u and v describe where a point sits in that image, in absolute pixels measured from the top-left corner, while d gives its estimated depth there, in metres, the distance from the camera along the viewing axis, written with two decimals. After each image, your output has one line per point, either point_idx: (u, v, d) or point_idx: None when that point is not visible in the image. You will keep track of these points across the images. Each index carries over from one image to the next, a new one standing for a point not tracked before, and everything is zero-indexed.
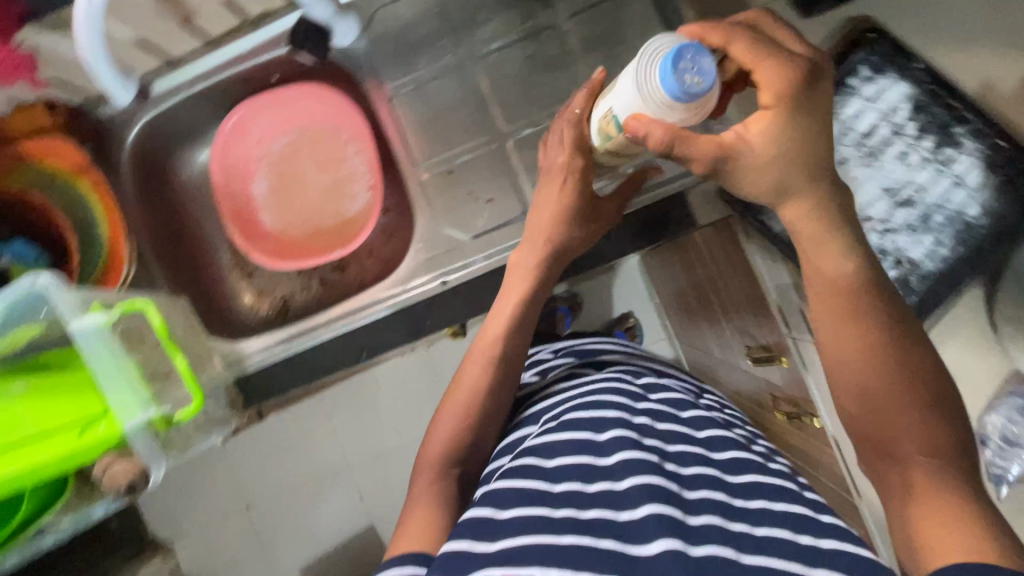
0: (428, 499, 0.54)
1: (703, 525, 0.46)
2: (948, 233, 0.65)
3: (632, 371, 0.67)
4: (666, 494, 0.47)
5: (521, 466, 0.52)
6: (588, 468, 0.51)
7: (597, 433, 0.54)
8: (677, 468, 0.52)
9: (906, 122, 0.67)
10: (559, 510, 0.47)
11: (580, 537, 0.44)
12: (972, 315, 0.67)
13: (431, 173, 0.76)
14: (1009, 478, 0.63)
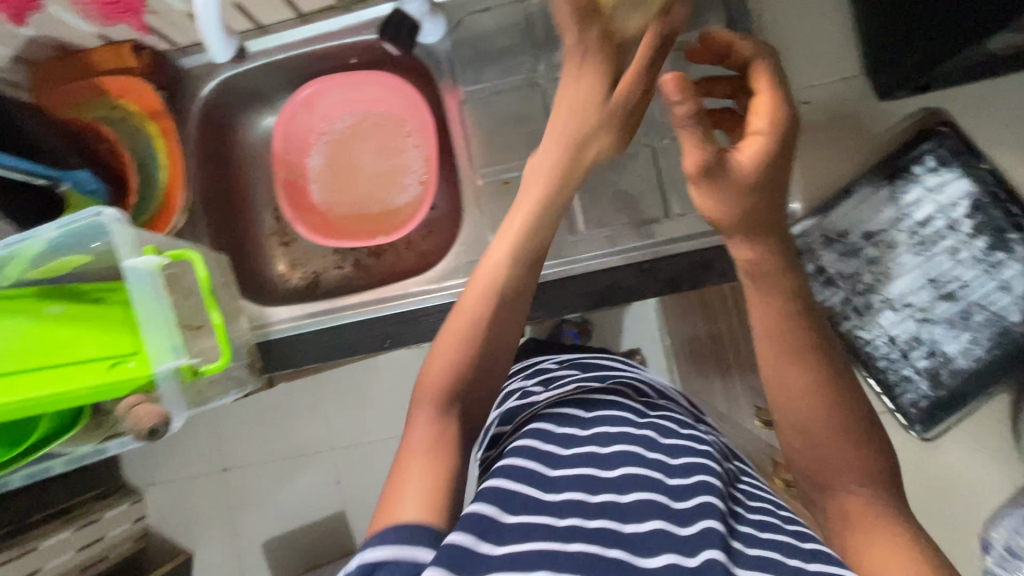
0: (417, 472, 0.45)
1: (700, 536, 0.46)
2: (985, 334, 0.66)
3: (635, 385, 0.67)
4: (666, 511, 0.48)
5: (521, 458, 0.49)
6: (595, 478, 0.50)
7: (599, 448, 0.53)
8: (670, 479, 0.51)
9: (962, 219, 0.67)
10: (563, 516, 0.45)
11: (585, 545, 0.43)
12: (994, 419, 0.67)
13: (486, 181, 0.78)
14: None
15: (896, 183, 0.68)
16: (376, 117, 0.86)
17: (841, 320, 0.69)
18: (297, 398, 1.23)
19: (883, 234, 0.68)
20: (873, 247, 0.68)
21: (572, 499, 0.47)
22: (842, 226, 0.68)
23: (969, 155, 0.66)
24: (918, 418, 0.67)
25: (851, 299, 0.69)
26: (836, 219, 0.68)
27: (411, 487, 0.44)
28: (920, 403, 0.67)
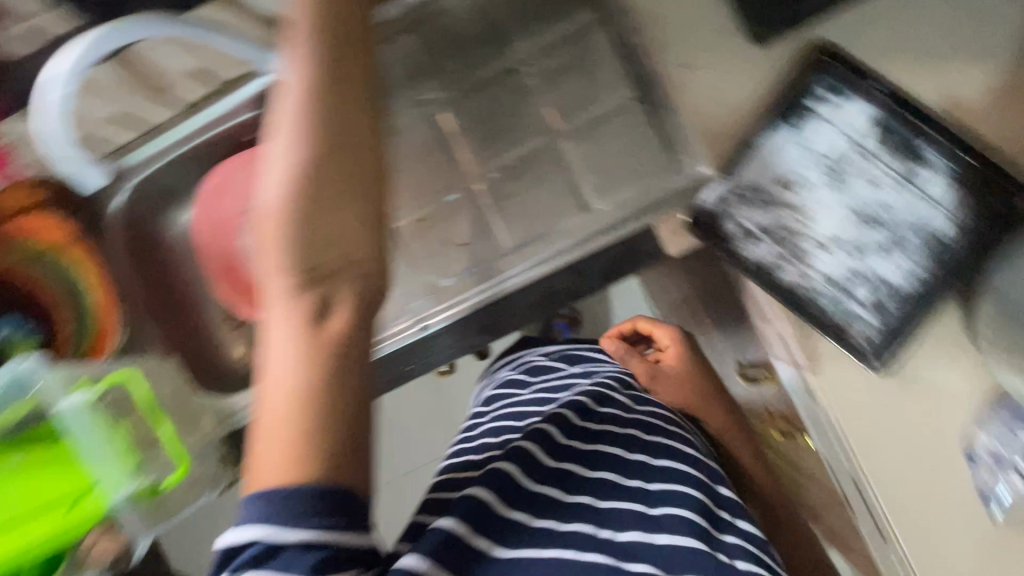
0: (275, 397, 0.38)
1: (672, 545, 0.54)
2: (921, 251, 0.65)
3: (618, 387, 0.76)
4: (642, 517, 0.56)
5: (520, 450, 0.56)
6: (581, 479, 0.58)
7: (592, 447, 0.62)
8: (642, 484, 0.60)
9: (870, 142, 0.66)
10: (540, 519, 0.52)
11: (563, 551, 0.50)
12: (952, 331, 0.66)
13: (405, 221, 0.78)
14: (998, 496, 0.64)
15: (793, 125, 0.68)
16: None
17: (776, 272, 0.68)
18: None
19: (795, 178, 0.67)
20: (789, 192, 0.68)
21: (551, 499, 0.54)
22: (752, 181, 0.68)
23: (857, 80, 0.66)
24: (873, 349, 0.66)
25: (780, 249, 0.68)
26: (744, 175, 0.68)
27: (278, 412, 0.37)
28: (872, 335, 0.66)
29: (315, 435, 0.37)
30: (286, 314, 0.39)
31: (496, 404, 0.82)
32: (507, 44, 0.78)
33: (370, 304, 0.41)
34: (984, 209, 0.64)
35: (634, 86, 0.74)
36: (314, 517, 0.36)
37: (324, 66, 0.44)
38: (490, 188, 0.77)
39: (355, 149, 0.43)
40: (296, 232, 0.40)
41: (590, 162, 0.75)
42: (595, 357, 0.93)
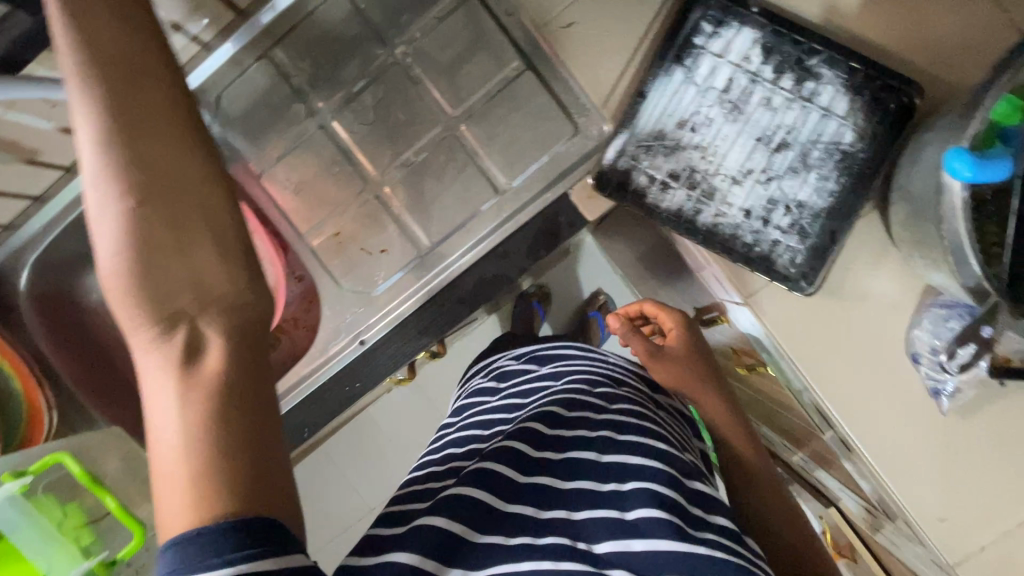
0: (169, 457, 0.31)
1: (657, 554, 0.46)
2: (830, 166, 0.64)
3: (593, 381, 0.70)
4: (618, 525, 0.48)
5: (478, 471, 0.52)
6: (550, 492, 0.51)
7: (557, 452, 0.56)
8: (619, 485, 0.53)
9: (762, 66, 0.65)
10: (514, 536, 0.46)
11: (538, 563, 0.44)
12: (873, 239, 0.66)
13: (319, 239, 0.76)
14: (946, 390, 0.64)
15: (685, 63, 0.65)
16: None
17: (695, 216, 0.66)
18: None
19: (694, 117, 0.66)
20: (691, 133, 0.66)
21: (515, 516, 0.48)
22: (653, 128, 0.66)
23: (738, 6, 0.64)
24: (802, 273, 0.65)
25: (693, 192, 0.66)
26: (645, 125, 0.66)
27: (176, 473, 0.31)
28: (799, 260, 0.65)
29: (221, 497, 0.30)
30: (158, 367, 0.33)
31: (468, 412, 0.78)
32: (383, 35, 0.74)
33: (245, 328, 0.35)
34: (885, 112, 0.63)
35: (519, 53, 0.72)
36: (229, 553, 0.28)
37: (113, 78, 0.37)
38: (396, 188, 0.75)
39: (172, 161, 0.37)
40: (148, 276, 0.34)
41: (493, 142, 0.73)
42: (560, 347, 0.83)
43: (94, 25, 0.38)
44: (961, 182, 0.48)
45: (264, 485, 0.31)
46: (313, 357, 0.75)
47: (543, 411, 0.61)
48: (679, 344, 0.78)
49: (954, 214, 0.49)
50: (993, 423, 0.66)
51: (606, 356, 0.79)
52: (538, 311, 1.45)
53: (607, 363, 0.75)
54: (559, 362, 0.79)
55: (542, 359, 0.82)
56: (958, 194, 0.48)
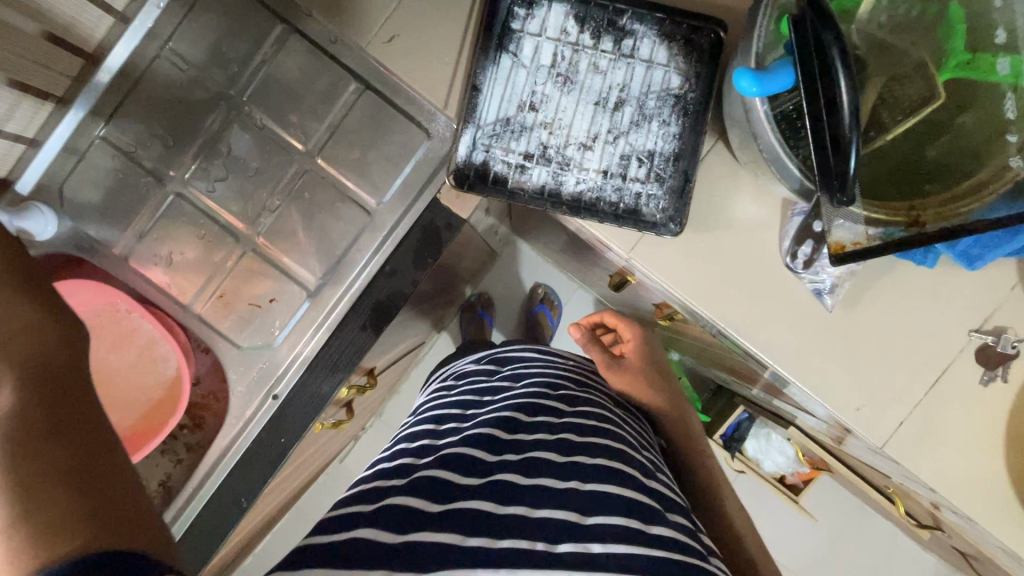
0: None
1: (613, 555, 0.53)
2: (668, 111, 0.68)
3: (552, 384, 0.76)
4: (577, 528, 0.54)
5: (433, 480, 0.59)
6: (513, 491, 0.58)
7: (519, 456, 0.62)
8: (579, 484, 0.59)
9: (581, 35, 0.68)
10: (474, 537, 0.52)
11: (498, 569, 0.50)
12: (727, 167, 0.70)
13: (206, 304, 0.76)
14: (826, 289, 0.69)
15: (509, 49, 0.67)
16: (90, 319, 0.82)
17: (558, 189, 0.68)
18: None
19: (531, 97, 0.68)
20: (533, 112, 0.68)
21: (477, 514, 0.55)
22: (497, 116, 0.68)
23: None
24: (669, 217, 0.67)
25: (550, 166, 0.68)
26: (489, 115, 0.68)
27: None
28: (662, 205, 0.68)
29: (35, 529, 0.35)
30: None
31: (423, 410, 0.82)
32: (219, 91, 0.73)
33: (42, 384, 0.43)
34: (699, 51, 0.67)
35: (355, 76, 0.72)
36: None
37: None
38: (271, 237, 0.75)
39: None
40: None
41: (355, 166, 0.74)
42: (517, 351, 0.88)
43: None
44: (760, 98, 0.53)
45: (111, 523, 0.36)
46: (231, 426, 0.75)
47: (505, 425, 0.67)
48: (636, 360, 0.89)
49: (764, 127, 0.54)
50: (876, 306, 0.70)
51: (562, 359, 0.85)
52: (484, 318, 1.45)
53: (560, 366, 0.82)
54: (516, 364, 0.84)
55: (501, 363, 0.87)
56: (761, 109, 0.53)
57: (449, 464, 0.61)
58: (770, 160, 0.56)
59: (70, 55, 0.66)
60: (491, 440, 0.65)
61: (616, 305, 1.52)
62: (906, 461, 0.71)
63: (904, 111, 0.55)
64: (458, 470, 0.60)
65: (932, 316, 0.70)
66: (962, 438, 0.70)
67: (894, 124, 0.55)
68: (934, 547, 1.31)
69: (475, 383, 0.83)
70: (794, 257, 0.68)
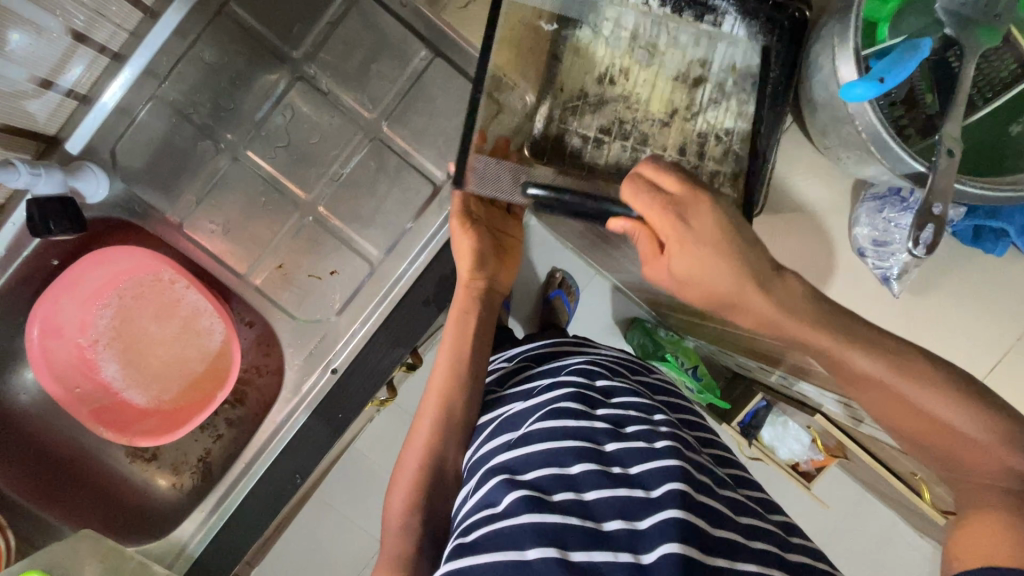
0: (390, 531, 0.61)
1: (655, 527, 0.47)
2: (747, 90, 0.65)
3: (590, 366, 0.67)
4: (629, 505, 0.50)
5: (483, 488, 0.54)
6: (557, 481, 0.52)
7: (556, 443, 0.55)
8: (624, 469, 0.54)
9: (661, 10, 0.65)
10: (525, 513, 0.49)
11: (545, 549, 0.46)
12: (804, 149, 0.69)
13: (262, 276, 0.75)
14: (892, 275, 0.67)
15: (589, 20, 0.65)
16: (133, 286, 0.80)
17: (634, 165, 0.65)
18: (298, 534, 1.20)
19: (611, 70, 0.66)
20: (612, 86, 0.66)
21: (526, 499, 0.50)
22: (573, 90, 0.66)
23: None
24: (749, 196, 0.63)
25: (628, 141, 0.65)
26: (565, 87, 0.66)
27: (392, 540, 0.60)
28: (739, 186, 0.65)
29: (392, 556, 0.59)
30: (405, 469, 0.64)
31: None
32: (279, 50, 0.70)
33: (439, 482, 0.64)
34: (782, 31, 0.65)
35: (424, 43, 0.70)
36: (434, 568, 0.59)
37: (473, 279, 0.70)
38: (332, 207, 0.74)
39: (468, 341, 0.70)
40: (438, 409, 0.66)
41: (421, 136, 0.72)
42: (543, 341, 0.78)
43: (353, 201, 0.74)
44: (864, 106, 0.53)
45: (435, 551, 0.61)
46: (287, 400, 0.74)
47: (536, 412, 0.59)
48: (715, 231, 0.45)
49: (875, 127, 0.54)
50: (947, 289, 0.70)
51: (597, 349, 0.77)
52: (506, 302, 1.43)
53: (598, 356, 0.73)
54: (550, 357, 0.72)
55: (530, 348, 0.77)
56: (870, 118, 0.54)
57: (492, 464, 0.57)
58: (878, 146, 0.55)
59: (129, 6, 0.62)
60: (527, 432, 0.57)
61: (635, 291, 1.52)
62: None
63: (995, 89, 0.56)
64: (500, 465, 0.56)
65: (1003, 298, 0.70)
66: None
67: (985, 102, 0.56)
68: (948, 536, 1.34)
69: (503, 372, 0.74)
70: (914, 245, 0.51)
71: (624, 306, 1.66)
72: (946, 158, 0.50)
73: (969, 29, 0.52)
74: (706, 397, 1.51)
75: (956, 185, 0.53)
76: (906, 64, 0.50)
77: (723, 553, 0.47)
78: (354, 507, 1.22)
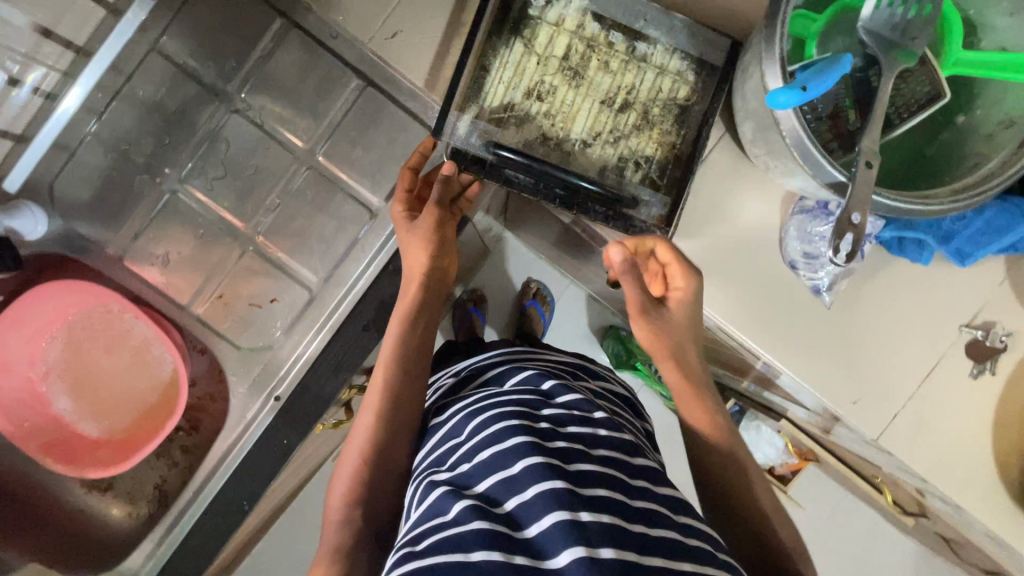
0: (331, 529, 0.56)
1: (597, 524, 0.46)
2: (670, 120, 0.66)
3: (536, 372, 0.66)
4: (568, 498, 0.47)
5: (432, 498, 0.52)
6: (504, 487, 0.51)
7: (500, 446, 0.53)
8: None
9: (596, 33, 0.66)
10: (473, 520, 0.46)
11: (490, 554, 0.44)
12: (734, 162, 0.69)
13: (203, 306, 0.78)
14: (823, 286, 0.68)
15: (523, 33, 0.65)
16: (82, 319, 0.80)
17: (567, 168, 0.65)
18: (273, 556, 1.20)
19: (538, 87, 0.65)
20: (538, 102, 0.65)
21: (474, 508, 0.48)
22: (501, 101, 0.64)
23: None
24: (659, 224, 0.64)
25: (556, 155, 0.65)
26: (492, 99, 0.64)
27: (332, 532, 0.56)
28: (655, 211, 0.64)
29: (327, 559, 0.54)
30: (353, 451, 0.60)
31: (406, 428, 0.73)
32: (216, 87, 0.74)
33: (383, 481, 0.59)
34: (708, 66, 0.65)
35: (356, 73, 0.71)
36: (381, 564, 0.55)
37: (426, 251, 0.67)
38: (270, 236, 0.77)
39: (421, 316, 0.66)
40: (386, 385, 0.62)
41: (356, 164, 0.75)
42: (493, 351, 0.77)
43: (293, 228, 0.77)
44: (790, 113, 0.53)
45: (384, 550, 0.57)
46: (234, 427, 0.75)
47: (481, 420, 0.58)
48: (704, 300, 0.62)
49: (797, 129, 0.54)
50: (879, 294, 0.70)
51: (544, 356, 0.76)
52: (477, 315, 1.44)
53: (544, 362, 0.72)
54: (497, 364, 0.71)
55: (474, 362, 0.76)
56: (794, 121, 0.53)
57: (438, 478, 0.55)
58: (794, 144, 0.55)
59: (58, 46, 0.62)
60: (475, 442, 0.56)
61: (607, 301, 1.52)
62: (918, 454, 0.69)
63: (912, 109, 0.56)
64: (447, 479, 0.54)
65: (937, 303, 0.70)
66: (968, 425, 0.70)
67: (902, 120, 0.56)
68: (922, 534, 1.33)
69: (449, 388, 0.72)
70: (835, 253, 0.53)
71: (598, 314, 1.66)
72: (864, 169, 0.51)
73: (893, 53, 0.53)
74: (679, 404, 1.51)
75: (873, 196, 0.53)
76: (830, 75, 0.50)
77: (658, 552, 0.46)
78: None
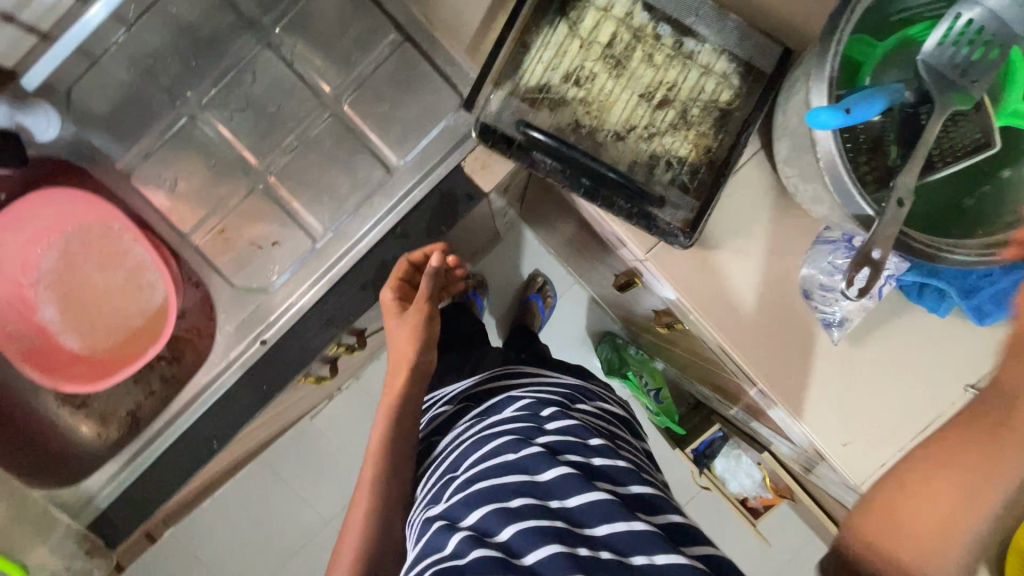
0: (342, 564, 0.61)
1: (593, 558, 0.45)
2: (708, 123, 0.63)
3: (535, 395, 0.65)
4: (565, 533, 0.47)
5: (432, 532, 0.52)
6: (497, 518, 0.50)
7: (496, 480, 0.53)
8: (563, 501, 0.51)
9: (644, 23, 0.63)
10: (470, 552, 0.47)
11: None
12: (765, 179, 0.67)
13: (204, 237, 0.77)
14: (835, 323, 0.65)
15: (568, 15, 0.63)
16: (79, 232, 0.78)
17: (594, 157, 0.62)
18: (235, 501, 1.19)
19: (577, 72, 0.63)
20: (575, 87, 0.63)
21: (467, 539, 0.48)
22: (537, 82, 0.62)
23: None
24: (682, 228, 0.61)
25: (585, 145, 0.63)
26: (529, 78, 0.62)
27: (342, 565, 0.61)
28: (681, 216, 0.62)
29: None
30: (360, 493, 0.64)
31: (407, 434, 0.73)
32: (251, 17, 0.72)
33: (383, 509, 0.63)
34: (756, 71, 0.63)
35: (395, 26, 0.70)
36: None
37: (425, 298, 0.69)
38: (282, 178, 0.77)
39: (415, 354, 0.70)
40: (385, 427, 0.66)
41: (379, 120, 0.73)
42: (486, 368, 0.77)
43: (304, 175, 0.76)
44: (829, 135, 0.51)
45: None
46: (215, 364, 0.74)
47: (478, 452, 0.58)
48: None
49: (833, 154, 0.51)
50: (890, 344, 0.68)
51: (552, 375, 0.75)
52: (477, 298, 1.43)
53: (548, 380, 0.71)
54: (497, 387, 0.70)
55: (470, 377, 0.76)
56: (832, 145, 0.51)
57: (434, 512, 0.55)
58: (827, 168, 0.52)
59: None
60: (471, 473, 0.56)
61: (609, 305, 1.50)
62: None
63: (955, 154, 0.54)
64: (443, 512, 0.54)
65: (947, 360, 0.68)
66: None
67: (943, 166, 0.54)
68: None
69: (445, 419, 0.70)
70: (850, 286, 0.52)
71: (598, 318, 1.64)
72: (896, 207, 0.49)
73: (946, 91, 0.51)
74: (662, 419, 1.49)
75: (897, 236, 0.51)
76: (872, 103, 0.48)
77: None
78: (297, 480, 1.21)
